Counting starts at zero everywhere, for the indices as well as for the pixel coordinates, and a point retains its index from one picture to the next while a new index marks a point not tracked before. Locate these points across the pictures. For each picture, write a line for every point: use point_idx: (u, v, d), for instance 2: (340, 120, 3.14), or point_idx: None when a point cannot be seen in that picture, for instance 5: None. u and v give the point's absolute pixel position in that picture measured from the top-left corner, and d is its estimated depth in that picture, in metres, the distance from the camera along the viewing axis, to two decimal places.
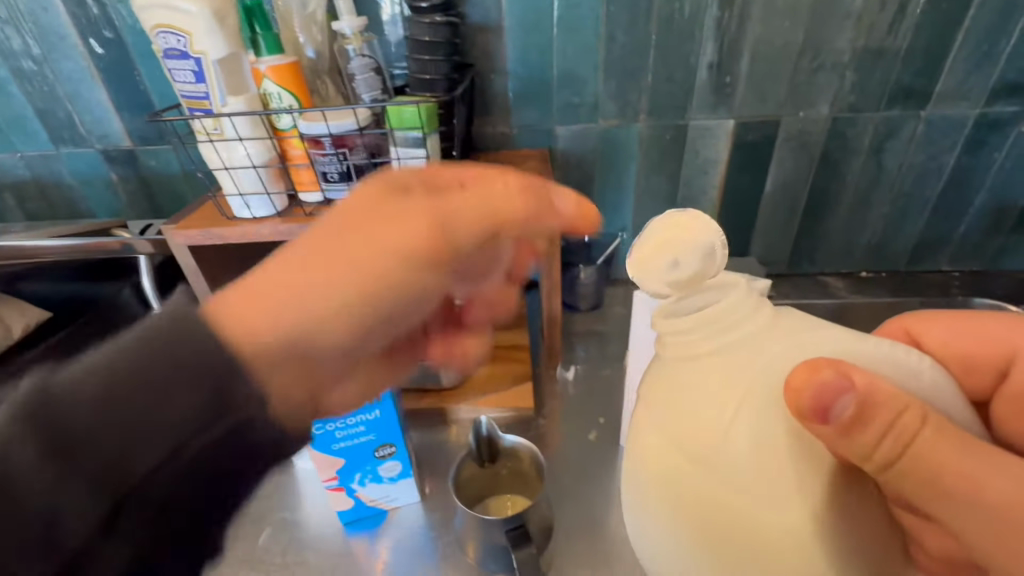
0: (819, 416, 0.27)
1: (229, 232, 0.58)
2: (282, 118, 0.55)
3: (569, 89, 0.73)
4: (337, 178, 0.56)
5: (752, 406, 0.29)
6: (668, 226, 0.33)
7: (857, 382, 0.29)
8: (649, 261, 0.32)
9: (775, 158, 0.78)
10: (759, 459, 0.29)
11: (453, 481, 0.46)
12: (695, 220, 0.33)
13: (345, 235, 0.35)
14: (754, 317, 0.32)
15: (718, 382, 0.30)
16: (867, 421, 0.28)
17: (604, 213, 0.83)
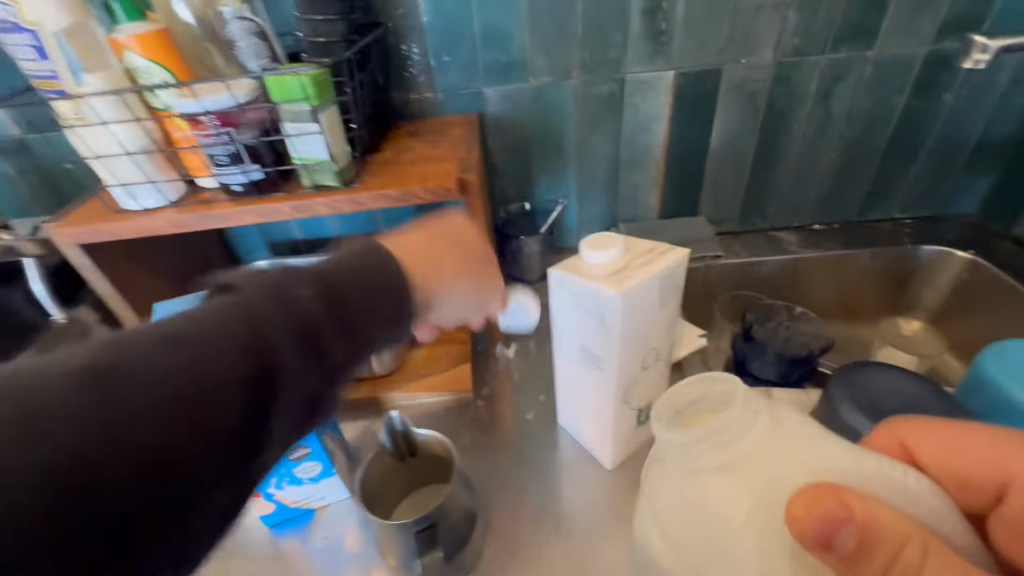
0: (820, 547, 0.25)
1: (118, 226, 0.53)
2: (156, 96, 0.48)
3: (494, 46, 0.67)
4: (226, 162, 0.51)
5: (752, 519, 0.29)
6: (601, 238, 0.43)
7: (863, 512, 0.26)
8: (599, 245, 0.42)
9: (719, 111, 0.74)
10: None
11: (361, 485, 0.43)
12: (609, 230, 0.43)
13: (463, 242, 0.50)
14: (748, 433, 0.31)
15: (722, 490, 0.30)
16: (871, 551, 0.25)
17: (545, 179, 0.79)
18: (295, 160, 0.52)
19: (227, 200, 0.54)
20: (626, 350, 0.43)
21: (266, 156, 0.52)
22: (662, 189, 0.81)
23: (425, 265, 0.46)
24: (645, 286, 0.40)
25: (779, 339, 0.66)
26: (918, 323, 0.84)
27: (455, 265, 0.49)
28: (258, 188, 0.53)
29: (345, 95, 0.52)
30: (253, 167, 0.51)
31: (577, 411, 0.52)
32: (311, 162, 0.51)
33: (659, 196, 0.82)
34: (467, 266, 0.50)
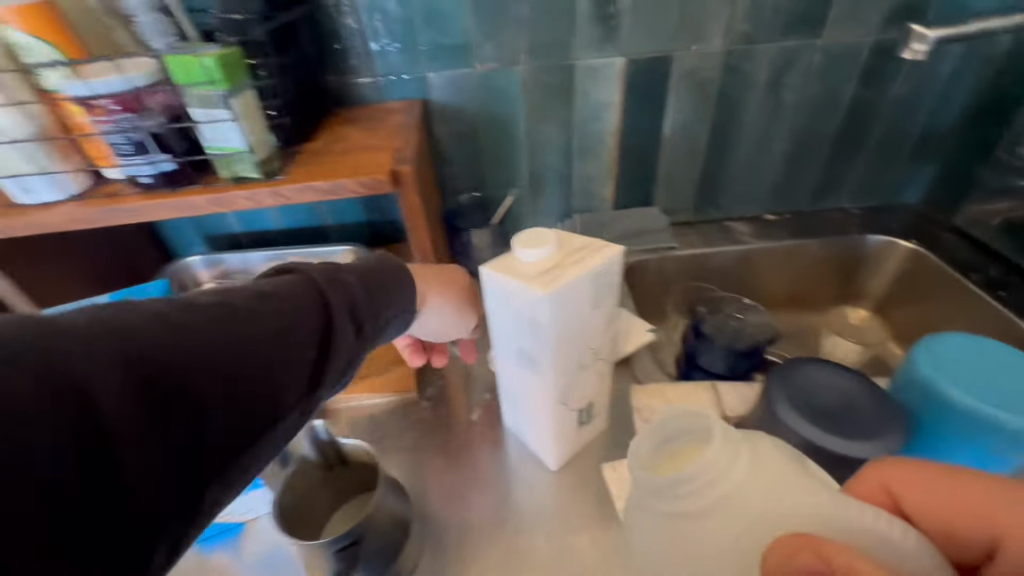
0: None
1: (12, 222, 0.48)
2: (45, 76, 0.44)
3: (434, 27, 0.63)
4: (130, 151, 0.47)
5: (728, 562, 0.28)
6: (529, 238, 0.41)
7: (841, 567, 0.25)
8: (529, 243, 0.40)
9: (670, 99, 0.72)
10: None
11: (280, 501, 0.41)
12: (540, 233, 0.41)
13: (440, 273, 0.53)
14: (732, 469, 0.29)
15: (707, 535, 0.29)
16: None
17: (495, 168, 0.76)
18: (209, 150, 0.48)
19: (138, 192, 0.50)
20: (559, 349, 0.41)
21: (176, 145, 0.47)
22: (616, 178, 0.80)
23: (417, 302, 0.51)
24: (576, 287, 0.38)
25: (727, 331, 0.65)
26: (865, 312, 0.85)
27: (442, 286, 0.52)
28: (171, 179, 0.49)
29: (262, 78, 0.48)
30: (163, 157, 0.47)
31: (518, 410, 0.50)
32: (226, 152, 0.47)
33: (613, 187, 0.80)
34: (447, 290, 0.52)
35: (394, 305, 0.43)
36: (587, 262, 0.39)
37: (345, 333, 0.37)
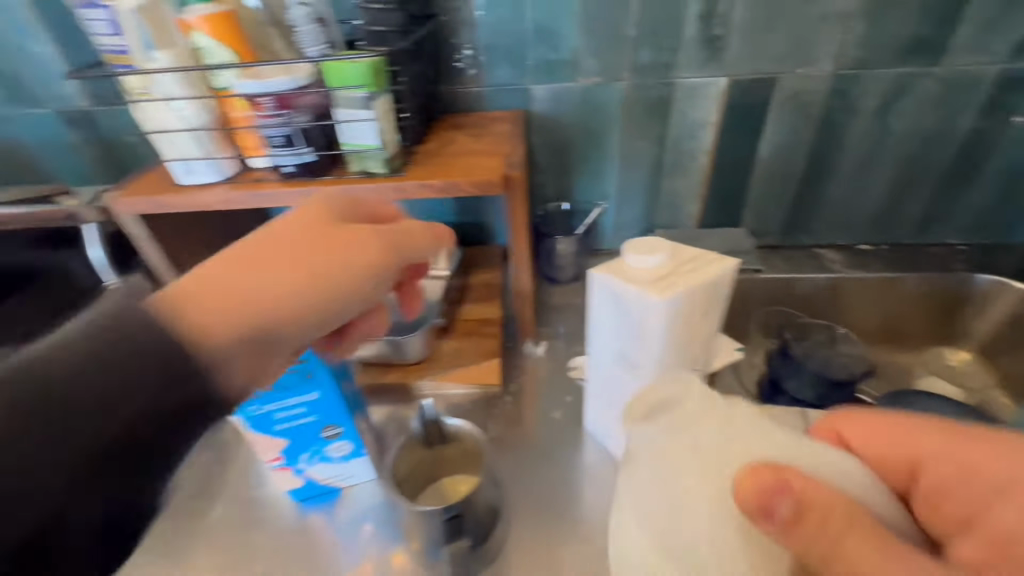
0: (761, 514, 0.26)
1: (174, 199, 0.55)
2: (220, 76, 0.51)
3: (545, 43, 0.67)
4: (281, 143, 0.52)
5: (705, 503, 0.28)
6: (638, 248, 0.42)
7: (801, 484, 0.27)
8: (641, 254, 0.42)
9: (769, 121, 0.72)
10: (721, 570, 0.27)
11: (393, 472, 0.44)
12: (650, 242, 0.43)
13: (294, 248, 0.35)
14: (709, 418, 0.31)
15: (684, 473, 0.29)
16: (810, 525, 0.26)
17: (585, 180, 0.78)
18: (345, 146, 0.53)
19: (280, 180, 0.56)
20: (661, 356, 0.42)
21: (318, 140, 0.53)
22: (704, 197, 0.80)
23: (265, 309, 0.32)
24: (690, 297, 0.39)
25: (817, 359, 0.64)
26: (966, 354, 0.80)
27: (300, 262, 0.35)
28: (310, 169, 0.55)
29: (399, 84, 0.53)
30: (307, 149, 0.53)
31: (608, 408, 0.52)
32: (361, 148, 0.52)
33: (699, 205, 0.80)
34: (299, 288, 0.34)
35: (195, 376, 0.28)
36: (703, 275, 0.40)
37: (112, 417, 0.26)
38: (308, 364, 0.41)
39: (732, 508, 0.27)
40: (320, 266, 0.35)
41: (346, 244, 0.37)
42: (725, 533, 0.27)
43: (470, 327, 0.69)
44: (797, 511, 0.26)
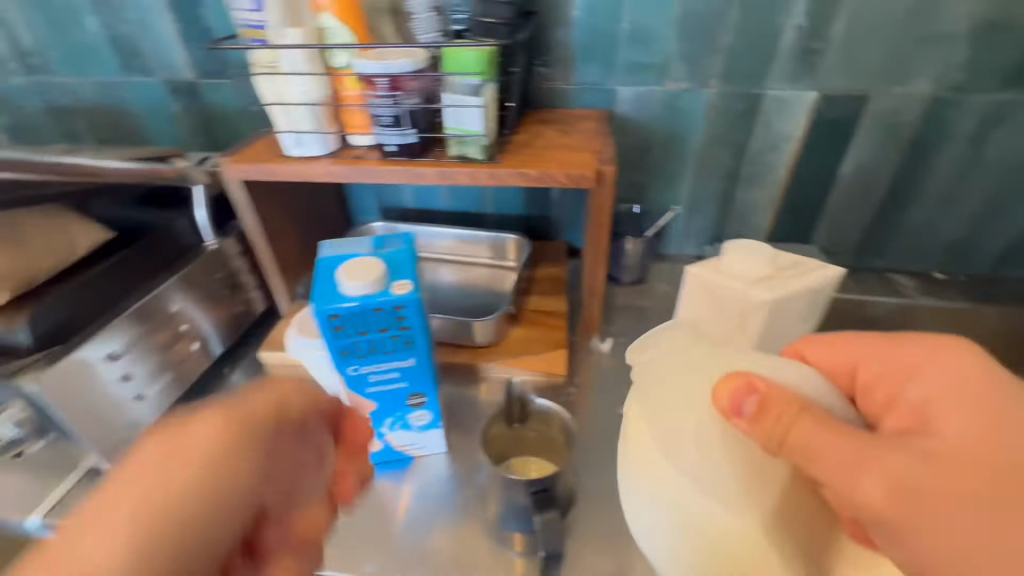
0: (729, 413, 0.32)
1: (279, 168, 0.59)
2: (339, 55, 0.54)
3: (637, 46, 0.68)
4: (388, 123, 0.55)
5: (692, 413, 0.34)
6: (741, 248, 0.43)
7: (765, 386, 0.32)
8: (744, 254, 0.43)
9: (856, 139, 0.71)
10: (705, 461, 0.33)
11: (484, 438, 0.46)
12: (750, 244, 0.44)
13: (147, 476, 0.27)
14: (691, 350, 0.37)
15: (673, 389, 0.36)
16: (772, 417, 0.31)
17: (658, 183, 0.79)
18: (448, 130, 0.55)
19: (378, 158, 0.58)
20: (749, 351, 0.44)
21: (422, 122, 0.55)
22: (777, 211, 0.79)
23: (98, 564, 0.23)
24: (794, 297, 0.41)
25: None
26: None
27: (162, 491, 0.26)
28: (410, 151, 0.57)
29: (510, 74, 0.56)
30: (411, 130, 0.55)
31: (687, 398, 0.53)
32: (462, 133, 0.54)
33: (771, 218, 0.80)
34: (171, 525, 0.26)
35: None
36: (810, 278, 0.41)
37: None
38: (410, 332, 0.43)
39: (712, 412, 0.34)
40: (201, 486, 0.27)
41: (184, 470, 0.27)
42: (706, 433, 0.33)
43: (536, 318, 0.71)
44: (757, 405, 0.31)
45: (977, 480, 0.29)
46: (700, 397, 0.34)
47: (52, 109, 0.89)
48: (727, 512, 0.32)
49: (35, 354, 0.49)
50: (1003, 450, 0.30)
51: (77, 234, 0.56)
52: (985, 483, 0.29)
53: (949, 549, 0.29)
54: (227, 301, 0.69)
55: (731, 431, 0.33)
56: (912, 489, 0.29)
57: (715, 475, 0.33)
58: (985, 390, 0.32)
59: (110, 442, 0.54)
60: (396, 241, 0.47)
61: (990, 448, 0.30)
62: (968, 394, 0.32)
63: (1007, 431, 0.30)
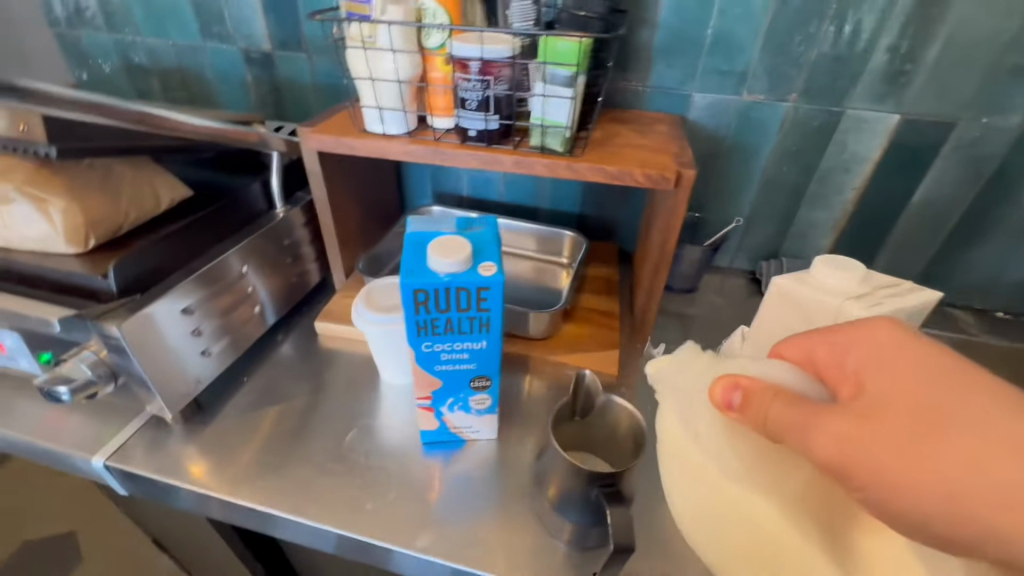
0: (724, 409, 0.36)
1: (359, 143, 0.59)
2: (432, 36, 0.54)
3: (720, 54, 0.68)
4: (474, 107, 0.55)
5: (697, 410, 0.38)
6: (830, 264, 0.45)
7: (748, 381, 0.36)
8: (835, 271, 0.44)
9: (936, 167, 0.69)
10: (716, 449, 0.37)
11: (552, 425, 0.46)
12: (841, 261, 0.45)
13: None
14: (689, 359, 0.41)
15: (678, 391, 0.40)
16: (756, 407, 0.35)
17: (721, 194, 0.78)
18: (533, 119, 0.55)
19: (456, 142, 0.58)
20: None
21: (507, 110, 0.56)
22: (840, 233, 0.77)
23: None
24: (891, 315, 0.42)
25: None
26: None
27: None
28: (490, 137, 0.57)
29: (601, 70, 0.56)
30: (494, 117, 0.56)
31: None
32: (548, 123, 0.55)
33: (834, 240, 0.78)
34: None
35: None
36: (907, 298, 0.42)
37: None
38: (488, 314, 0.44)
39: (711, 410, 0.38)
40: None
41: None
42: (708, 427, 0.37)
43: (589, 317, 0.71)
44: (742, 397, 0.36)
45: (902, 425, 0.32)
46: (700, 399, 0.38)
47: (128, 68, 0.91)
48: (738, 493, 0.36)
49: (117, 299, 0.50)
50: (919, 397, 0.33)
51: (159, 187, 0.57)
52: (908, 425, 0.32)
53: (900, 490, 0.31)
54: (289, 269, 0.70)
55: (731, 424, 0.37)
56: (856, 443, 0.33)
57: (721, 462, 0.37)
58: (909, 353, 0.36)
59: (176, 393, 0.56)
60: (480, 222, 0.47)
61: (908, 397, 0.33)
62: (893, 359, 0.36)
63: (924, 387, 0.34)
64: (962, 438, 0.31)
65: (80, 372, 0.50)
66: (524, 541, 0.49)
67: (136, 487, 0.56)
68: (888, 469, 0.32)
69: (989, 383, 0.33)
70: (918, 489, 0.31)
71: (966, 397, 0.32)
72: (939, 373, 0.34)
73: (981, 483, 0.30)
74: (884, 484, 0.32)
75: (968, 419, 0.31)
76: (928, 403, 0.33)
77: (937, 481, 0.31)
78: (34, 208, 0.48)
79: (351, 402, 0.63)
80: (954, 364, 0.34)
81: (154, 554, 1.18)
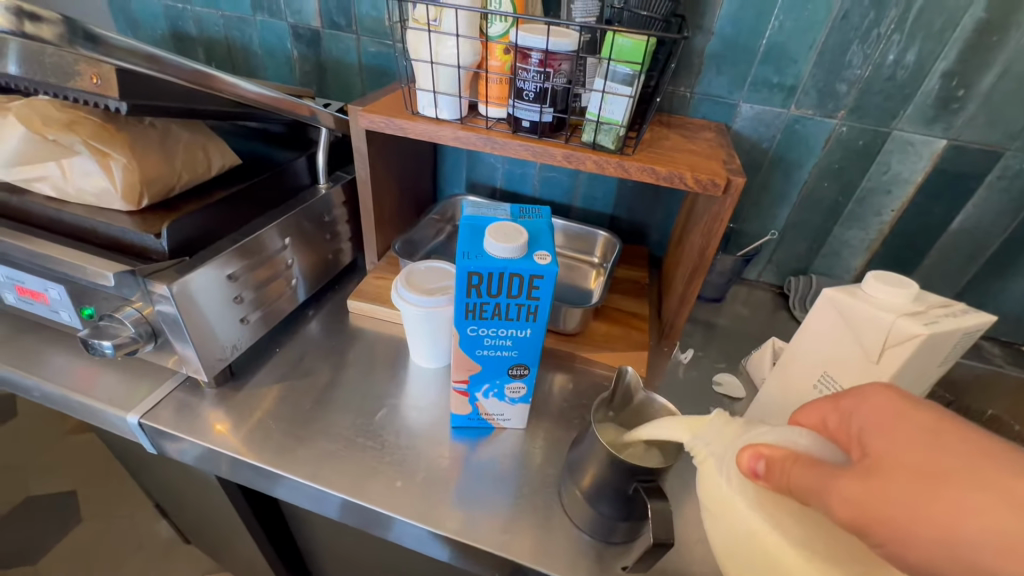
0: (751, 477, 0.34)
1: (410, 125, 0.60)
2: (495, 25, 0.54)
3: (772, 65, 0.68)
4: (531, 98, 0.55)
5: (722, 472, 0.36)
6: (883, 280, 0.46)
7: (770, 449, 0.34)
8: (889, 285, 0.45)
9: (976, 197, 0.69)
10: (747, 511, 0.34)
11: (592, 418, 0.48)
12: (894, 279, 0.46)
13: None
14: (713, 425, 0.39)
15: (706, 452, 0.38)
16: (778, 477, 0.33)
17: (757, 206, 0.79)
18: (589, 115, 0.56)
19: (508, 132, 0.59)
20: (873, 376, 0.46)
21: (562, 103, 0.56)
22: (873, 255, 0.77)
23: None
24: (946, 335, 0.43)
25: None
26: None
27: None
28: (542, 130, 0.58)
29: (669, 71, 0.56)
30: (549, 110, 0.56)
31: (784, 410, 0.55)
32: (603, 120, 0.55)
33: (866, 261, 0.78)
34: None
35: None
36: (959, 321, 0.44)
37: None
38: (537, 303, 0.44)
39: (739, 478, 0.35)
40: None
41: None
42: (735, 492, 0.35)
43: (618, 317, 0.72)
44: (765, 466, 0.34)
45: (901, 485, 0.29)
46: (729, 461, 0.36)
47: (176, 36, 0.92)
48: (773, 554, 0.33)
49: (169, 260, 0.50)
50: (919, 456, 0.30)
51: (211, 153, 0.58)
52: (908, 481, 0.29)
53: (910, 545, 0.28)
54: (327, 246, 0.71)
55: (762, 490, 0.35)
56: (869, 505, 0.30)
57: (750, 520, 0.34)
58: (911, 415, 0.32)
59: (212, 358, 0.56)
60: (534, 211, 0.48)
61: (907, 457, 0.30)
62: (894, 420, 0.33)
63: (927, 446, 0.30)
64: (967, 493, 0.28)
65: (124, 329, 0.50)
66: (548, 529, 0.50)
67: (164, 446, 0.57)
68: (893, 521, 0.29)
69: (992, 441, 0.30)
70: (921, 543, 0.28)
71: (966, 456, 0.29)
72: (937, 433, 0.31)
73: (987, 534, 0.26)
74: (892, 540, 0.29)
75: (970, 475, 0.28)
76: (931, 465, 0.30)
77: (944, 536, 0.27)
78: (96, 162, 0.49)
79: (380, 381, 0.64)
80: (953, 425, 0.31)
81: (157, 528, 1.20)
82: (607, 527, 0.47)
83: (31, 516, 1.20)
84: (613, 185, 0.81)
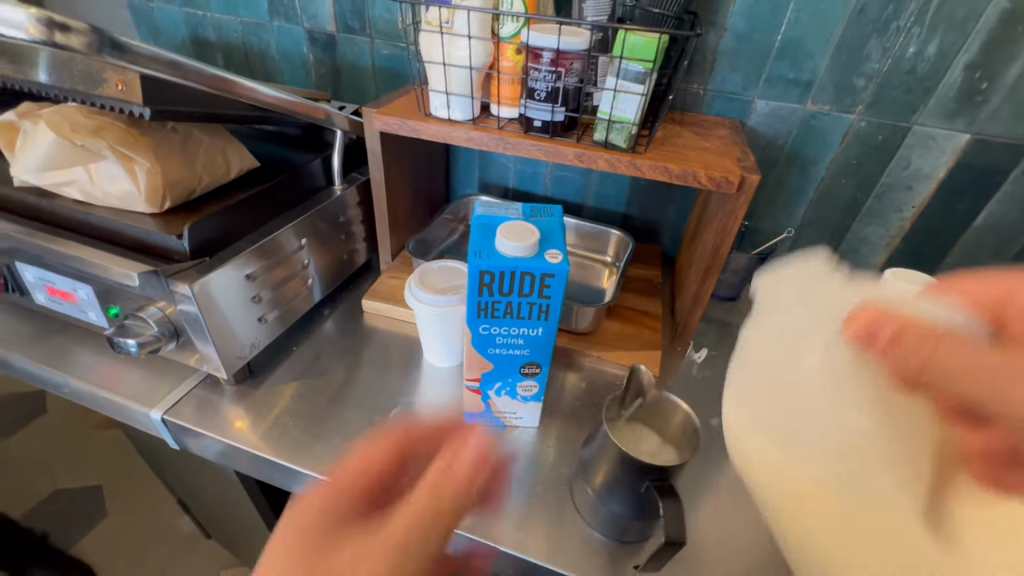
0: (858, 341, 0.33)
1: (422, 126, 0.60)
2: (506, 25, 0.54)
3: (787, 61, 0.67)
4: (543, 98, 0.56)
5: (828, 342, 0.36)
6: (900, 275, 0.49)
7: (889, 313, 0.32)
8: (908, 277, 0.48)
9: (1002, 191, 0.67)
10: (842, 379, 0.35)
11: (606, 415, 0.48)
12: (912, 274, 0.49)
13: None
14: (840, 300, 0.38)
15: (819, 322, 0.38)
16: (891, 341, 0.30)
17: (773, 204, 0.78)
18: (600, 114, 0.56)
19: (519, 131, 0.59)
20: None
21: (573, 102, 0.56)
22: (893, 252, 0.76)
23: None
24: None
25: None
26: None
27: None
28: (553, 129, 0.58)
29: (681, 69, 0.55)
30: (560, 109, 0.56)
31: None
32: (614, 119, 0.55)
33: (886, 258, 0.77)
34: None
35: None
36: None
37: None
38: (548, 301, 0.44)
39: (843, 346, 0.34)
40: None
41: None
42: (842, 356, 0.34)
43: (631, 316, 0.72)
44: (878, 330, 0.31)
45: None
46: (834, 334, 0.35)
47: (197, 43, 0.94)
48: (864, 432, 0.33)
49: (190, 260, 0.52)
50: None
51: (231, 155, 0.59)
52: None
53: None
54: (342, 247, 0.72)
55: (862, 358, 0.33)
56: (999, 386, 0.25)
57: (854, 394, 0.33)
58: None
59: (231, 355, 0.57)
60: (546, 210, 0.48)
61: None
62: None
63: None
64: None
65: (148, 327, 0.52)
66: (560, 527, 0.50)
67: (186, 442, 0.59)
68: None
69: None
70: None
71: None
72: None
73: None
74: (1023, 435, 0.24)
75: None
76: None
77: None
78: (121, 166, 0.50)
79: (394, 380, 0.65)
80: None
81: (178, 523, 1.24)
82: (620, 526, 0.47)
83: (59, 509, 1.24)
84: (625, 183, 0.81)
